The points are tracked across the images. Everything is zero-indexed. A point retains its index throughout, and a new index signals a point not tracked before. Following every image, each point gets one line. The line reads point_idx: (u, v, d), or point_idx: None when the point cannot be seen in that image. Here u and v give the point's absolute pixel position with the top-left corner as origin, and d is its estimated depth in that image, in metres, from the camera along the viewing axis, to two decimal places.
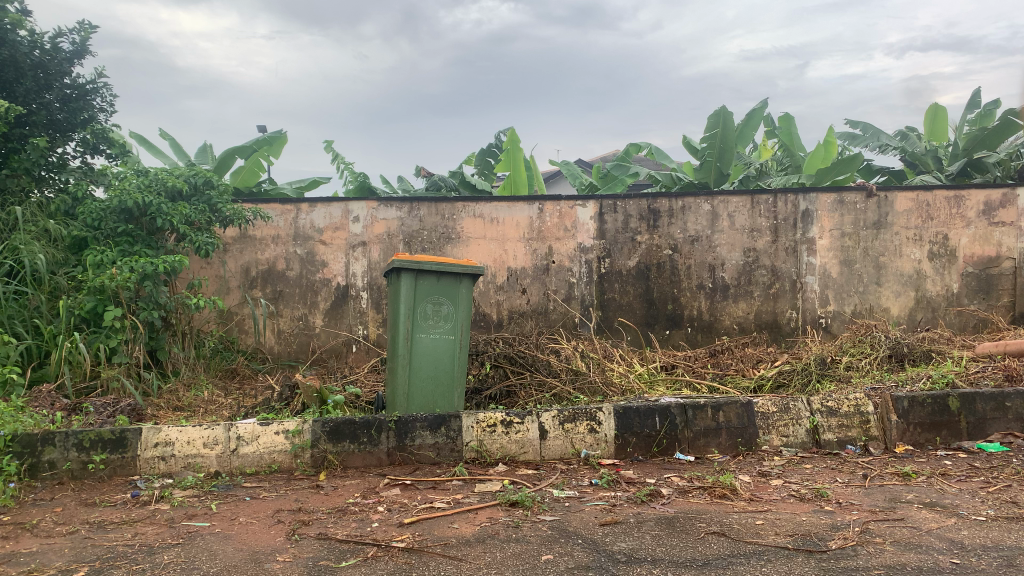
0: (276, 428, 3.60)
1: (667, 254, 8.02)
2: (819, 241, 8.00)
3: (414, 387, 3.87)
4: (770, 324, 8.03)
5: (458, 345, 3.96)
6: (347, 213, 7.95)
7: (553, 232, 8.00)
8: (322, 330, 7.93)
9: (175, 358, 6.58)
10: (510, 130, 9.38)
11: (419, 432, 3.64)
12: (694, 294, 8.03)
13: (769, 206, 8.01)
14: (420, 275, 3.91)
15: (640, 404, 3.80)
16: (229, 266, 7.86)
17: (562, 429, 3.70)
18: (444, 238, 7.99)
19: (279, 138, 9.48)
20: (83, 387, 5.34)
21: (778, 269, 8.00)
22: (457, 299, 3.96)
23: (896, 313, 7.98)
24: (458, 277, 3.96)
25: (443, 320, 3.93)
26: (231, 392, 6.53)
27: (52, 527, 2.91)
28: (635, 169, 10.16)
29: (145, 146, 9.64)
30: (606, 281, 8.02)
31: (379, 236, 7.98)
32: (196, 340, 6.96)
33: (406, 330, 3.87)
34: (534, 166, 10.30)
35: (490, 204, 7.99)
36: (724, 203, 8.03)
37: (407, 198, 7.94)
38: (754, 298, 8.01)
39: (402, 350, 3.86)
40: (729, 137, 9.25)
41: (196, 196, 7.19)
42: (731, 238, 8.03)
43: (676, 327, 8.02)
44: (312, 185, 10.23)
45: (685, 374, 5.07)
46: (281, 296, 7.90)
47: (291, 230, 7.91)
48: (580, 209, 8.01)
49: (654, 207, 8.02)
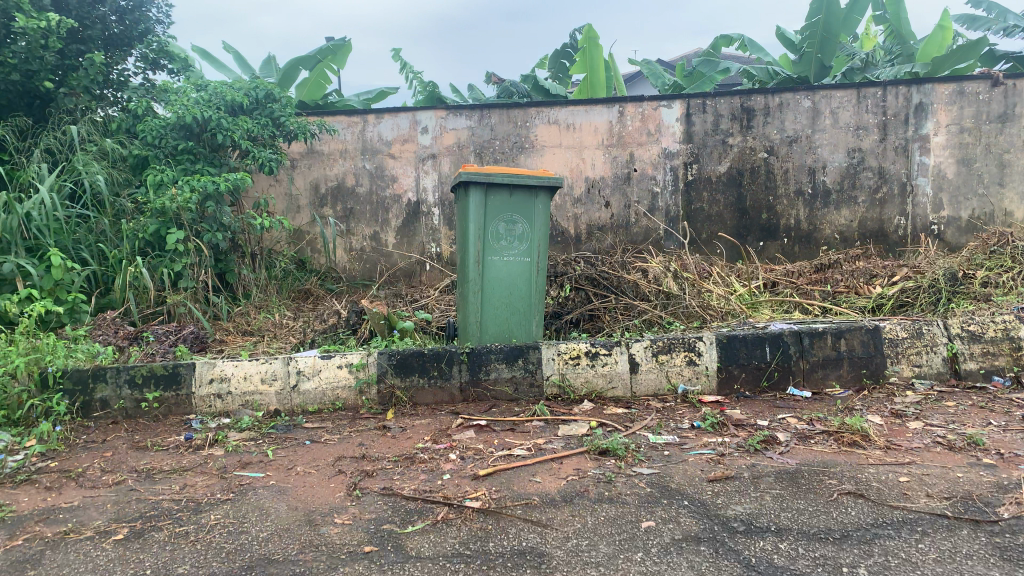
0: (339, 362, 3.25)
1: (762, 157, 7.29)
2: (934, 139, 7.13)
3: (487, 316, 3.48)
4: (876, 232, 7.29)
5: (536, 269, 3.52)
6: (415, 123, 7.48)
7: (635, 137, 7.34)
8: (394, 249, 7.62)
9: (245, 281, 6.38)
10: (587, 27, 8.62)
11: (495, 365, 3.24)
12: (792, 202, 7.32)
13: (879, 100, 7.13)
14: (490, 190, 3.44)
15: (747, 332, 3.30)
16: (297, 183, 7.55)
17: (655, 361, 3.25)
18: (517, 147, 7.45)
19: (344, 46, 8.95)
20: (150, 313, 5.16)
21: (887, 171, 7.20)
22: (533, 216, 3.49)
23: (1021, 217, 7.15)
24: (534, 190, 3.48)
25: (517, 240, 3.48)
26: (303, 314, 6.30)
27: (98, 476, 2.66)
28: (725, 65, 9.29)
29: (208, 60, 9.31)
30: (693, 190, 7.37)
31: (449, 148, 7.51)
32: (266, 261, 6.74)
33: (477, 252, 3.44)
34: (613, 67, 9.53)
35: (566, 108, 7.37)
36: (827, 98, 7.18)
37: (477, 105, 7.40)
38: (859, 204, 7.26)
39: (473, 275, 3.45)
40: (835, 23, 8.31)
41: (258, 109, 6.84)
42: (835, 137, 7.22)
43: (771, 238, 7.37)
44: (380, 96, 9.76)
45: (792, 296, 4.52)
46: (352, 214, 7.58)
47: (358, 143, 7.51)
48: (665, 110, 7.30)
49: (747, 105, 7.25)
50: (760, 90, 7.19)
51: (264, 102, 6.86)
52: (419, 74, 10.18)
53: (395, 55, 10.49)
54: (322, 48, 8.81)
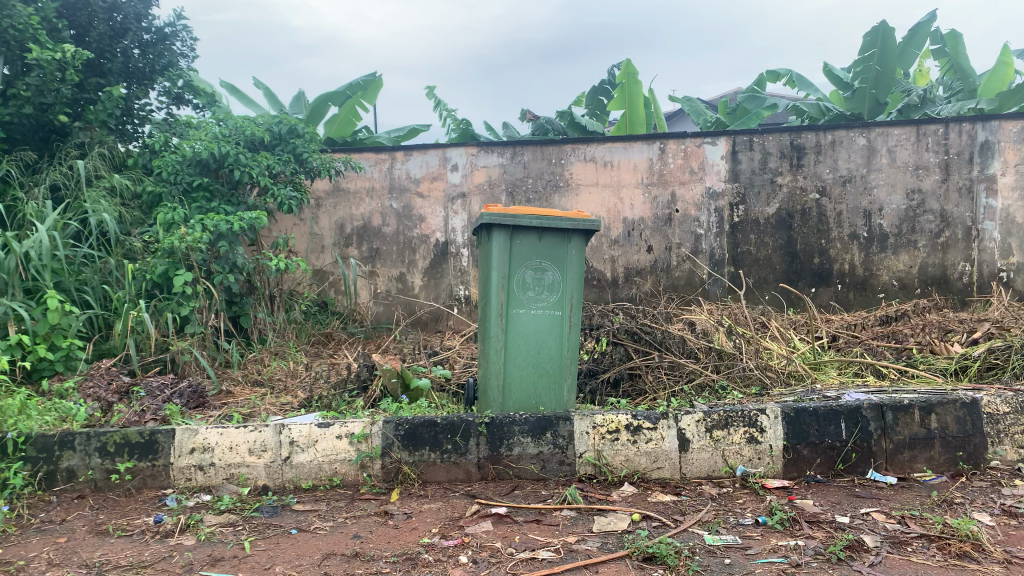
0: (337, 431, 2.81)
1: (813, 198, 6.78)
2: (1001, 179, 6.56)
3: (510, 380, 3.01)
4: (938, 279, 6.71)
5: (568, 324, 3.05)
6: (445, 160, 7.12)
7: (676, 175, 6.88)
8: (421, 291, 7.22)
9: (261, 323, 6.01)
10: (625, 62, 8.24)
11: (519, 439, 2.77)
12: (845, 246, 6.77)
13: (941, 138, 6.59)
14: (516, 233, 3.01)
15: (818, 404, 2.80)
16: (322, 222, 7.21)
17: (709, 438, 2.76)
18: (551, 186, 7.03)
19: (374, 82, 8.64)
20: (152, 361, 4.79)
21: (949, 214, 6.63)
22: (565, 264, 3.04)
23: None
24: (566, 234, 3.03)
25: (547, 291, 3.02)
26: (321, 361, 5.90)
27: (40, 571, 2.21)
28: (772, 102, 8.83)
29: (237, 97, 9.12)
30: (739, 232, 6.87)
31: (479, 186, 7.11)
32: (285, 304, 6.37)
33: (500, 304, 2.99)
34: (653, 103, 9.13)
35: (604, 145, 6.95)
36: (883, 135, 6.67)
37: (510, 141, 7.02)
38: (918, 248, 6.70)
39: (495, 331, 2.99)
40: (891, 57, 7.81)
41: (280, 145, 6.53)
42: (891, 177, 6.68)
43: (823, 284, 6.81)
44: (412, 133, 9.47)
45: (860, 355, 3.98)
46: (377, 254, 7.21)
47: (386, 181, 7.17)
48: (709, 147, 6.85)
49: (797, 142, 6.77)
50: (811, 126, 6.71)
51: (287, 138, 6.56)
52: (452, 112, 9.89)
53: (429, 92, 10.22)
54: (352, 84, 8.50)
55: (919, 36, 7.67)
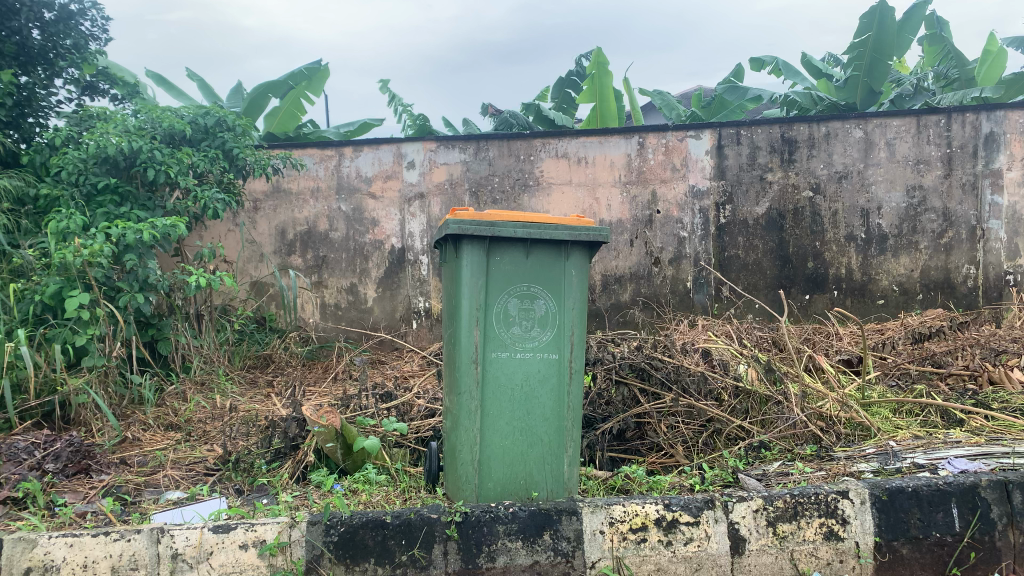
0: (243, 538, 1.94)
1: (806, 196, 6.01)
2: (1007, 174, 5.91)
3: (489, 452, 2.17)
4: (941, 284, 6.01)
5: (569, 372, 2.22)
6: (400, 156, 6.24)
7: (657, 172, 6.06)
8: (374, 305, 6.33)
9: (185, 347, 5.07)
10: (595, 50, 7.42)
11: (505, 544, 1.96)
12: (842, 248, 6.02)
13: (942, 129, 5.91)
14: (495, 247, 2.18)
15: (918, 482, 2.03)
16: (261, 228, 6.28)
17: (772, 535, 1.97)
18: (520, 185, 6.17)
19: (319, 72, 7.64)
20: (36, 406, 3.85)
21: (952, 212, 5.95)
22: (563, 289, 2.21)
23: None
24: (564, 248, 2.21)
25: (539, 327, 2.20)
26: (260, 390, 5.02)
27: None
28: (756, 93, 8.12)
29: (166, 88, 8.12)
30: (726, 234, 6.06)
31: (439, 185, 6.24)
32: (215, 323, 5.44)
33: (474, 346, 2.16)
34: (630, 94, 8.36)
35: (577, 138, 6.11)
36: (882, 127, 5.96)
37: (473, 135, 6.16)
38: (920, 250, 5.99)
39: (468, 382, 2.15)
40: (887, 42, 7.08)
41: (207, 140, 5.61)
42: (891, 173, 5.97)
43: (818, 291, 6.04)
44: (364, 129, 8.55)
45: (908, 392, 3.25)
46: (324, 263, 6.29)
47: (333, 180, 6.26)
48: (693, 141, 6.04)
49: (789, 135, 6.02)
50: (805, 117, 5.96)
51: (215, 131, 5.62)
52: (410, 107, 8.99)
53: (383, 87, 9.32)
54: (294, 73, 7.51)
55: (915, 20, 6.99)
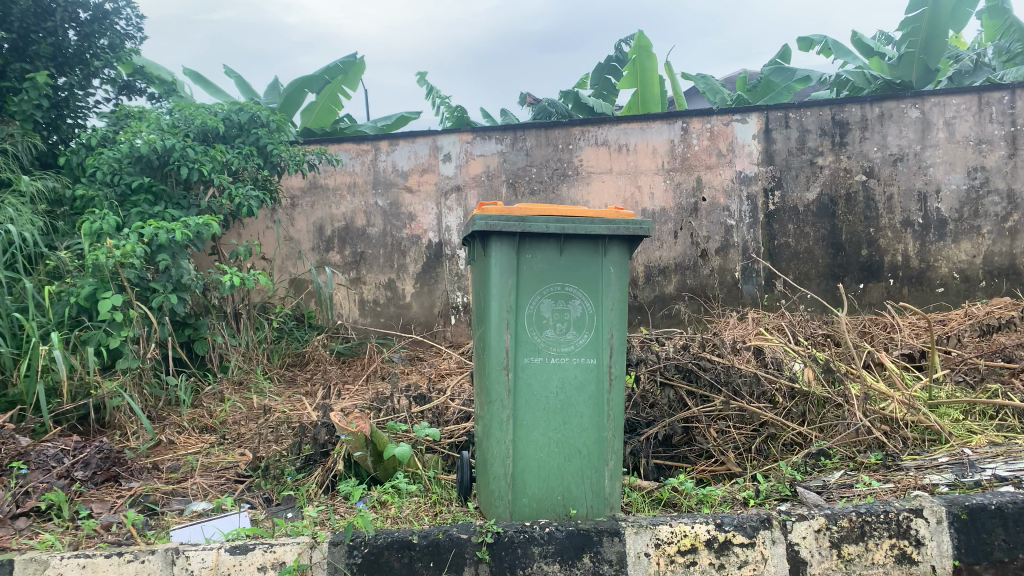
0: (260, 559, 1.82)
1: (859, 180, 5.71)
2: None
3: (523, 465, 2.01)
4: (1006, 270, 5.67)
5: (609, 378, 2.05)
6: (436, 149, 6.10)
7: (701, 159, 5.81)
8: (413, 300, 6.21)
9: (222, 346, 5.00)
10: (636, 34, 7.19)
11: (541, 568, 1.84)
12: (898, 234, 5.70)
13: (1006, 107, 5.56)
14: (526, 245, 2.03)
15: (1001, 499, 1.89)
16: (299, 225, 6.19)
17: (838, 558, 1.83)
18: (559, 175, 5.97)
19: (355, 65, 7.49)
20: (71, 410, 3.80)
21: (1017, 194, 5.60)
22: (600, 289, 2.04)
23: None
24: (601, 244, 2.04)
25: (575, 329, 2.03)
26: (298, 388, 4.94)
27: None
28: (804, 75, 7.79)
29: (204, 86, 8.10)
30: (775, 222, 5.78)
31: (476, 178, 6.08)
32: (253, 322, 5.37)
33: (505, 351, 2.00)
34: (671, 80, 8.11)
35: (618, 126, 5.89)
36: (940, 106, 5.61)
37: (510, 125, 5.98)
38: (983, 235, 5.65)
39: (499, 390, 2.00)
40: (943, 16, 6.64)
41: (242, 136, 5.53)
42: (950, 154, 5.62)
43: (873, 279, 5.73)
44: (400, 123, 8.44)
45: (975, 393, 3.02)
46: (361, 259, 6.18)
47: (369, 175, 6.15)
48: (739, 125, 5.77)
49: (839, 117, 5.71)
50: (857, 97, 5.65)
51: (249, 128, 5.53)
52: (447, 99, 8.84)
53: (420, 79, 9.19)
54: (330, 67, 7.38)
55: None
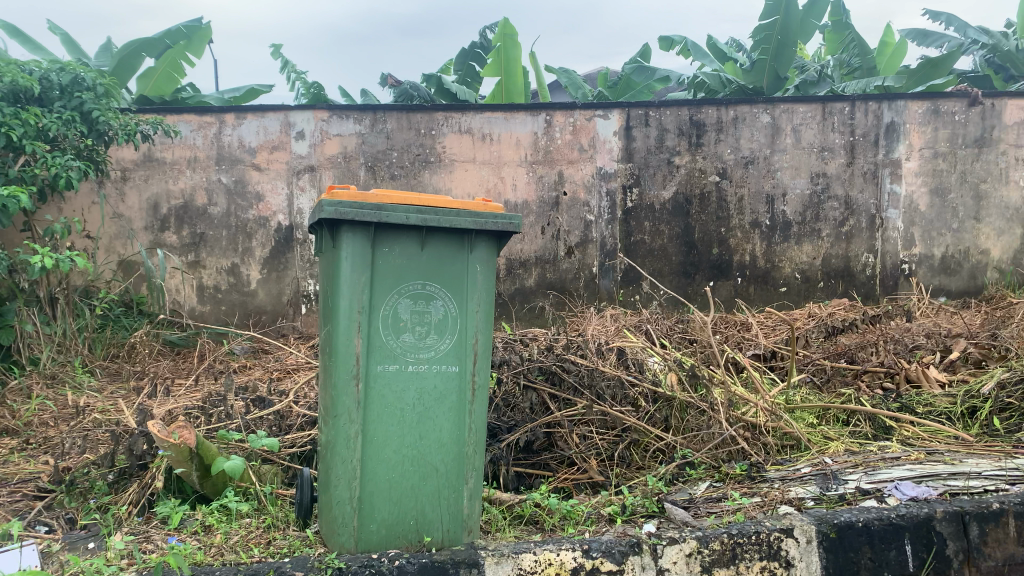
0: None
1: (713, 181, 5.77)
2: (906, 164, 5.78)
3: (371, 487, 1.78)
4: (841, 272, 5.87)
5: (471, 388, 1.85)
6: (288, 125, 5.61)
7: (564, 152, 5.71)
8: (258, 288, 5.72)
9: (31, 336, 4.42)
10: (502, 21, 7.01)
11: None
12: (746, 235, 5.82)
13: (846, 118, 5.73)
14: (383, 237, 1.79)
15: (869, 515, 1.91)
16: (130, 201, 5.54)
17: None
18: (420, 161, 5.69)
19: (201, 31, 6.73)
20: None
21: (853, 201, 5.79)
22: (465, 289, 1.84)
23: (998, 256, 5.90)
24: (467, 239, 1.83)
25: (436, 333, 1.82)
26: (122, 380, 4.40)
27: None
28: (664, 74, 7.91)
29: (21, 40, 7.16)
30: (633, 219, 5.77)
31: (332, 159, 5.66)
32: (73, 309, 4.75)
33: (356, 358, 1.76)
34: (536, 69, 8.00)
35: (482, 114, 5.68)
36: (788, 112, 5.73)
37: (369, 106, 5.61)
38: (822, 238, 5.83)
39: (347, 402, 1.75)
40: (794, 26, 6.87)
41: (63, 99, 4.80)
42: (796, 159, 5.77)
43: (722, 277, 5.85)
44: (251, 95, 7.85)
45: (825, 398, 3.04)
46: (201, 242, 5.62)
47: (212, 150, 5.57)
48: (601, 121, 5.71)
49: (697, 118, 5.74)
50: (713, 99, 5.69)
51: (71, 90, 4.80)
52: (304, 74, 8.30)
53: (275, 52, 8.59)
54: (171, 30, 6.53)
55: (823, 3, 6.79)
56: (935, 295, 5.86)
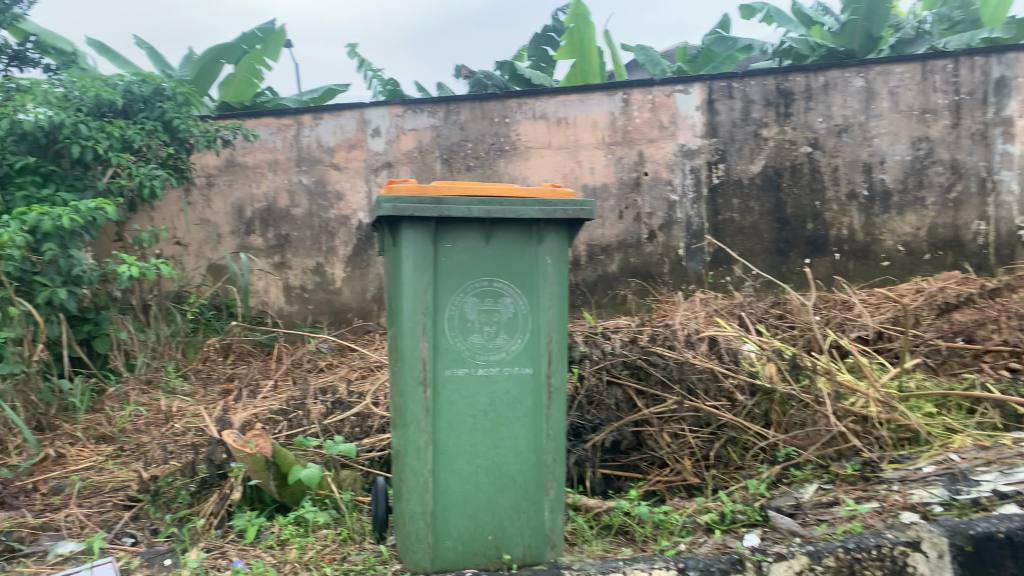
0: None
1: (805, 152, 5.41)
2: (1020, 121, 5.25)
3: (444, 499, 1.67)
4: (951, 242, 5.39)
5: (547, 391, 1.70)
6: (363, 123, 5.58)
7: (643, 131, 5.48)
8: (342, 286, 5.68)
9: (127, 342, 4.47)
10: (574, 2, 6.81)
11: None
12: (843, 208, 5.42)
13: (950, 75, 5.25)
14: (445, 232, 1.66)
15: (1009, 525, 1.70)
16: (216, 206, 5.61)
17: None
18: (495, 150, 5.56)
19: (278, 35, 6.66)
20: None
21: (961, 164, 5.30)
22: (536, 284, 1.69)
23: None
24: (536, 230, 1.69)
25: (506, 333, 1.68)
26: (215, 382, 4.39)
27: None
28: (747, 43, 7.53)
29: (109, 57, 7.39)
30: (720, 197, 5.49)
31: (408, 154, 5.59)
32: (165, 315, 4.83)
33: (421, 363, 1.64)
34: (612, 49, 7.75)
35: (556, 97, 5.51)
36: (884, 74, 5.31)
37: (443, 97, 5.51)
38: (927, 207, 5.36)
39: (415, 411, 1.64)
40: None
41: (145, 110, 4.89)
42: (895, 124, 5.33)
43: (820, 254, 5.46)
44: (328, 95, 7.89)
45: (945, 386, 2.75)
46: (286, 243, 5.63)
47: (291, 151, 5.59)
48: (682, 96, 5.44)
49: (784, 87, 5.40)
50: (801, 66, 5.34)
51: (153, 100, 4.87)
52: (379, 71, 8.30)
53: (351, 51, 8.62)
54: (246, 36, 6.47)
55: None
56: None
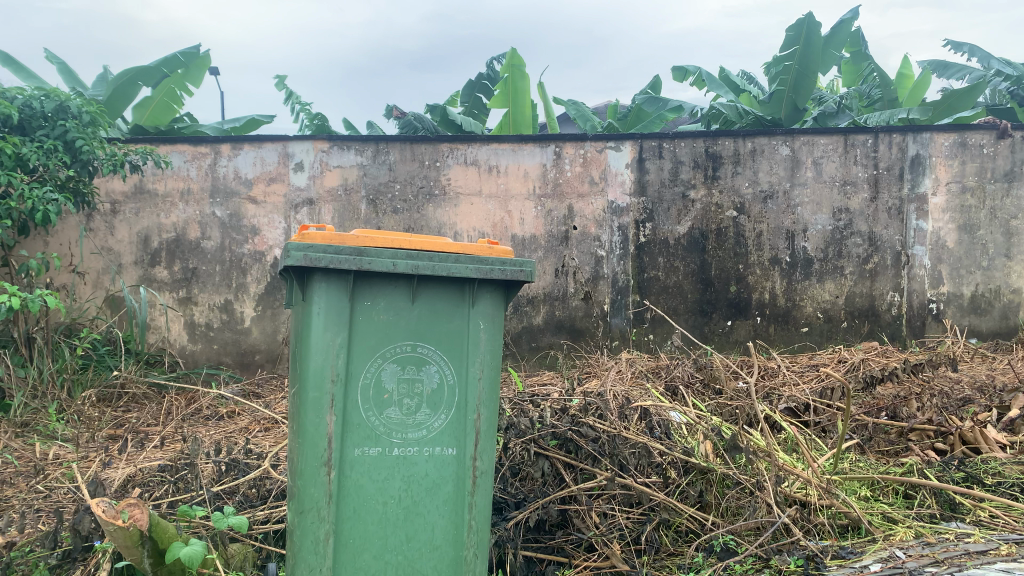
0: None
1: (730, 216, 5.41)
2: (932, 199, 5.37)
3: None
4: (866, 312, 5.43)
5: (472, 475, 1.59)
6: (286, 156, 5.29)
7: (573, 185, 5.40)
8: (252, 325, 5.31)
9: (3, 380, 4.03)
10: (509, 51, 6.73)
11: None
12: (766, 272, 5.42)
13: (870, 150, 5.37)
14: (364, 289, 1.53)
15: None
16: (120, 235, 5.21)
17: None
18: (423, 194, 5.36)
19: (201, 60, 6.31)
20: None
21: (877, 237, 5.38)
22: (465, 353, 1.58)
23: None
24: (468, 290, 1.58)
25: (426, 408, 1.56)
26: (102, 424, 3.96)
27: None
28: (678, 104, 7.60)
29: (15, 68, 6.92)
30: (646, 255, 5.42)
31: (331, 191, 5.32)
32: (53, 351, 4.36)
33: (328, 441, 1.50)
34: (545, 101, 7.72)
35: (488, 145, 5.38)
36: (809, 145, 5.38)
37: (371, 136, 5.30)
38: (845, 276, 5.41)
39: (316, 495, 1.50)
40: (813, 59, 6.44)
41: (45, 128, 4.45)
42: (818, 194, 5.39)
43: (740, 317, 5.43)
44: (251, 126, 7.57)
45: (874, 468, 2.65)
46: (193, 277, 5.26)
47: (206, 182, 5.24)
48: (613, 153, 5.39)
49: (713, 150, 5.41)
50: (730, 130, 5.37)
51: (54, 117, 4.44)
52: (307, 105, 8.06)
53: (280, 83, 8.36)
54: (168, 59, 6.08)
55: (843, 35, 6.35)
56: (967, 336, 5.38)
